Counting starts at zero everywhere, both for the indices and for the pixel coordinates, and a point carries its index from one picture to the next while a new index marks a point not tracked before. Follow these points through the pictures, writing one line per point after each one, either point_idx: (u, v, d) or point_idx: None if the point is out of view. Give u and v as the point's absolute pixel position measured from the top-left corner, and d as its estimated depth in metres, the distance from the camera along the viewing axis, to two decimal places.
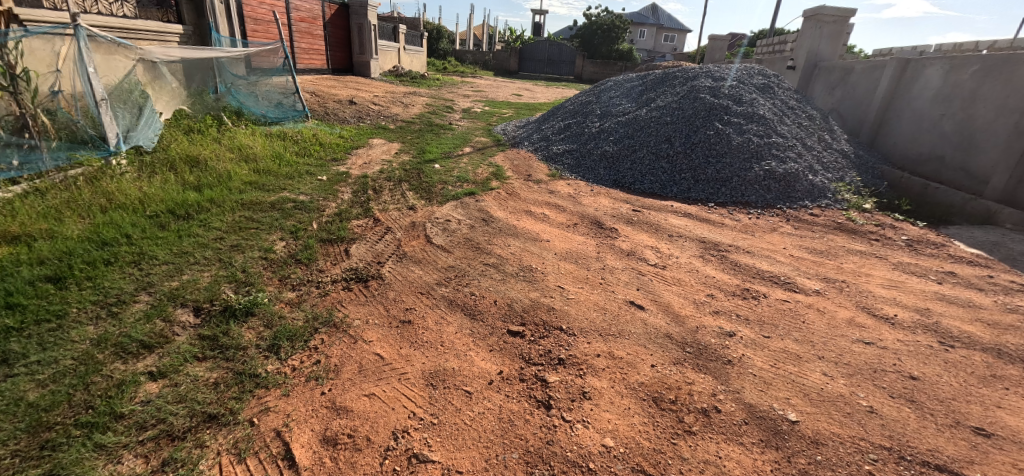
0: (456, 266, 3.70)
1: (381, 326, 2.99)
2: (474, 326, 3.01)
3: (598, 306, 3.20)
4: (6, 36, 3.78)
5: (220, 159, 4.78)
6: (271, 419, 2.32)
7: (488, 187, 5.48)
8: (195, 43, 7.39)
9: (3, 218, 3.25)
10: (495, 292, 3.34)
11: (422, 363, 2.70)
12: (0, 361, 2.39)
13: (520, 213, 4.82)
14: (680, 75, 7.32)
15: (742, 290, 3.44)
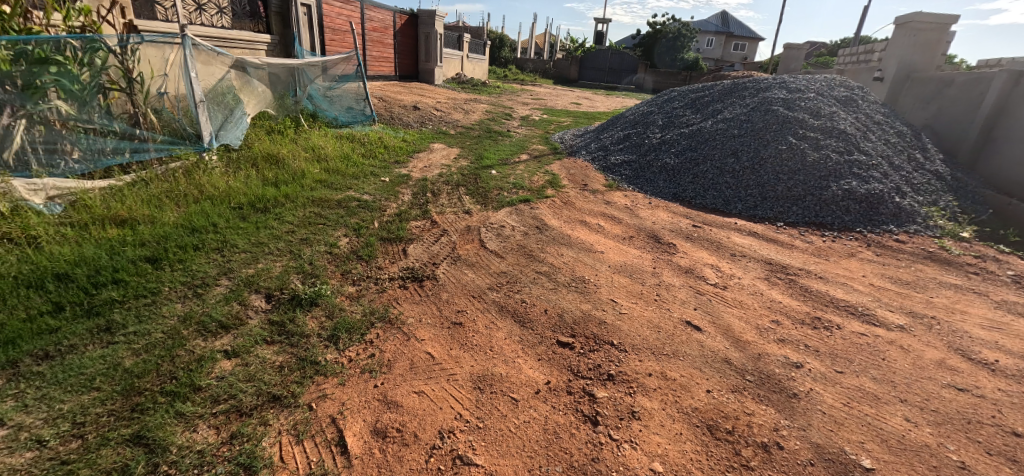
0: (508, 272, 3.75)
1: (433, 326, 3.08)
2: (524, 334, 3.04)
3: (652, 324, 3.13)
4: (124, 43, 4.19)
5: (296, 158, 5.12)
6: (327, 406, 2.45)
7: (543, 195, 5.51)
8: (279, 52, 7.97)
9: (114, 201, 3.64)
10: (546, 301, 3.36)
11: (471, 366, 2.76)
12: (105, 328, 2.67)
13: (574, 222, 4.81)
14: (751, 86, 7.04)
15: (812, 318, 3.24)
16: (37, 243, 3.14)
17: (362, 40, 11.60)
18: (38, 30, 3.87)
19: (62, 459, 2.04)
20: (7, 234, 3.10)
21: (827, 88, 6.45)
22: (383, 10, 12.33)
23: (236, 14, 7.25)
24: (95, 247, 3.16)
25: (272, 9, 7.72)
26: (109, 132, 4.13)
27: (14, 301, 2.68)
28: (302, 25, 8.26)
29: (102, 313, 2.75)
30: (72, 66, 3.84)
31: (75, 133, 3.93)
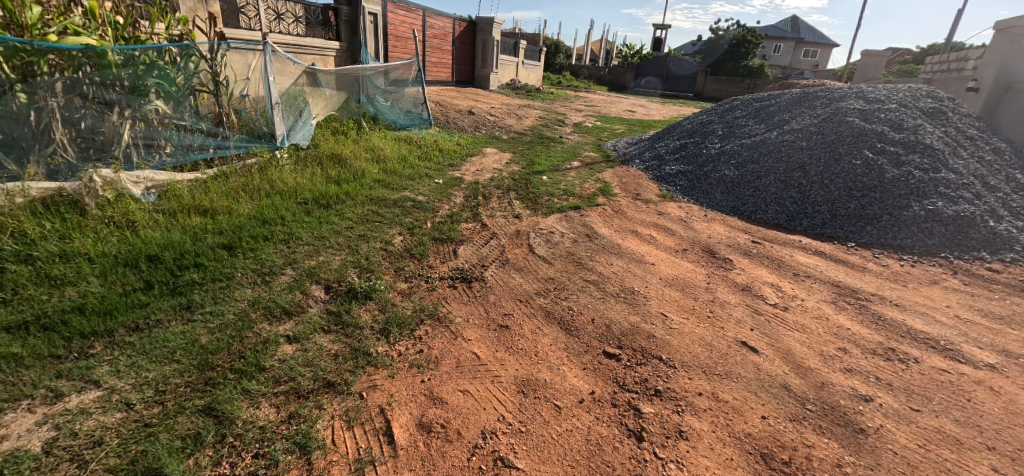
0: (555, 278, 3.79)
1: (480, 327, 3.17)
2: (570, 341, 3.06)
3: (704, 341, 3.06)
4: (214, 49, 4.62)
5: (357, 159, 5.41)
6: (377, 396, 2.57)
7: (594, 203, 5.51)
8: (346, 58, 8.44)
9: (198, 193, 3.99)
10: (594, 310, 3.36)
11: (515, 369, 2.82)
12: (186, 307, 2.93)
13: (625, 231, 4.78)
14: (823, 95, 6.73)
15: (886, 349, 3.05)
16: (133, 226, 3.46)
17: (422, 47, 12.02)
18: (144, 38, 4.30)
19: (146, 422, 2.25)
20: (108, 218, 3.43)
21: (912, 99, 6.12)
22: (443, 18, 12.72)
23: (309, 22, 7.73)
24: (181, 233, 3.47)
25: (342, 18, 8.23)
26: (196, 130, 4.52)
27: (112, 277, 2.98)
28: (369, 33, 8.67)
29: (185, 293, 3.02)
30: (170, 70, 4.26)
31: (169, 129, 4.32)
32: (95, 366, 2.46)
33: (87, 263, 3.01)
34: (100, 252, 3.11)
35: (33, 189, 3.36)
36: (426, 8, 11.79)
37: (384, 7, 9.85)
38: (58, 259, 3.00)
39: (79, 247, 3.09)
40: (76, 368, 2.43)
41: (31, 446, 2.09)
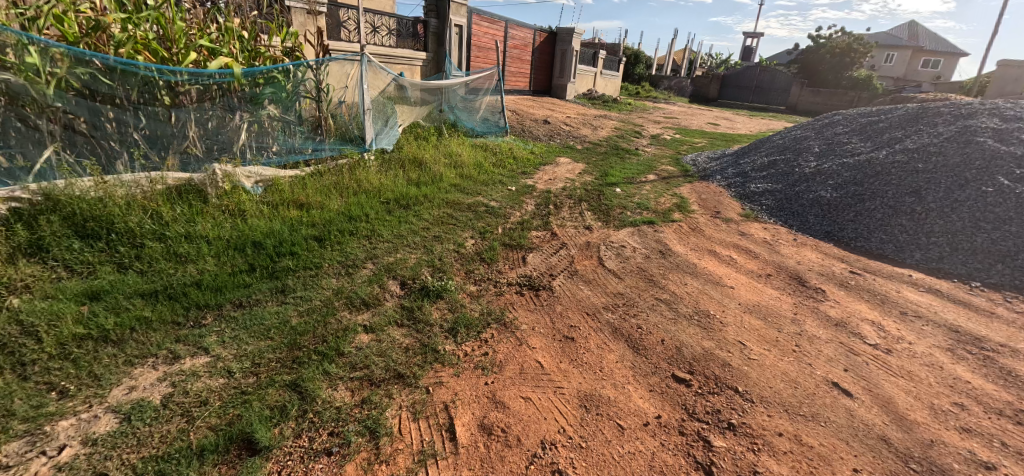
0: (625, 294, 3.75)
1: (545, 336, 3.22)
2: (637, 361, 3.02)
3: (789, 377, 2.89)
4: (319, 61, 5.04)
5: (436, 164, 5.70)
6: (442, 392, 2.68)
7: (669, 218, 5.39)
8: (431, 68, 8.90)
9: (298, 188, 4.40)
10: (664, 330, 3.29)
11: (579, 383, 2.83)
12: (281, 290, 3.25)
13: (701, 250, 4.63)
14: (949, 113, 6.14)
15: (1014, 411, 2.70)
16: (243, 214, 3.88)
17: (502, 56, 12.39)
18: (263, 51, 4.81)
19: (243, 390, 2.48)
20: (223, 206, 3.88)
21: None
22: (523, 28, 13.02)
23: (400, 34, 8.25)
24: (281, 224, 3.85)
25: (430, 30, 8.72)
26: (297, 133, 5.04)
27: (223, 259, 3.36)
28: (454, 45, 9.08)
29: (281, 277, 3.35)
30: (282, 80, 4.72)
31: (276, 132, 4.81)
32: (206, 335, 2.76)
33: (204, 244, 3.41)
34: (215, 236, 3.52)
35: (170, 178, 3.89)
36: (508, 19, 12.14)
37: (468, 20, 10.30)
38: (183, 239, 3.42)
39: (200, 230, 3.51)
40: (191, 334, 2.74)
41: (150, 398, 2.34)
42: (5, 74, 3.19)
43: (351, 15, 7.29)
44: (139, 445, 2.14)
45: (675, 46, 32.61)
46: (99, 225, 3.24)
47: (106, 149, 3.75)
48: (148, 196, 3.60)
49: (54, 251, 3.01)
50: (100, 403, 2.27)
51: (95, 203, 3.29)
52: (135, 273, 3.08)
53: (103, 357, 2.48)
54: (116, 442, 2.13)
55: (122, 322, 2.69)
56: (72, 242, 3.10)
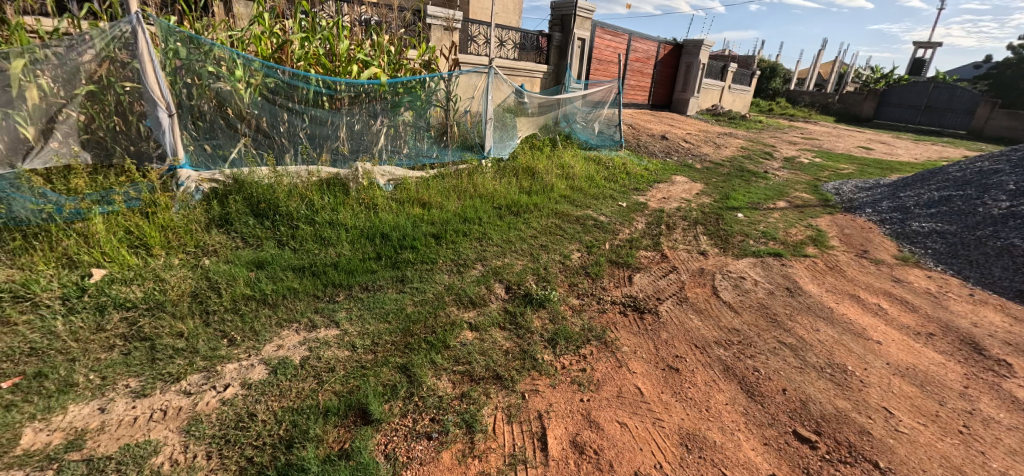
0: (741, 330, 3.51)
1: (647, 362, 3.12)
2: (751, 407, 2.78)
3: (950, 464, 2.45)
4: (451, 73, 5.40)
5: (549, 173, 5.86)
6: (537, 401, 2.73)
7: (800, 252, 4.93)
8: (550, 79, 9.17)
9: (423, 187, 4.82)
10: (787, 379, 3.00)
11: (681, 419, 2.69)
12: (400, 279, 3.58)
13: (840, 293, 4.15)
14: None
15: None
16: (375, 207, 4.36)
17: (623, 69, 12.34)
18: (405, 64, 5.40)
19: (362, 364, 2.75)
20: (360, 199, 4.37)
21: None
22: (647, 41, 12.82)
23: (524, 47, 8.62)
24: (405, 219, 4.25)
25: (553, 44, 8.99)
26: (427, 138, 5.45)
27: (356, 246, 3.81)
28: (576, 58, 9.26)
29: (402, 267, 3.69)
30: (417, 90, 5.16)
31: (408, 137, 5.29)
32: (338, 310, 3.15)
33: (342, 232, 3.90)
34: (351, 225, 3.99)
35: (324, 172, 4.47)
36: (632, 32, 12.04)
37: (592, 34, 10.41)
38: (328, 225, 3.94)
39: (341, 219, 4.02)
40: (326, 307, 3.15)
41: (289, 359, 2.69)
42: (217, 83, 3.99)
43: (481, 30, 7.81)
44: (279, 396, 2.47)
45: (818, 60, 29.66)
46: (267, 207, 3.88)
47: (277, 145, 4.44)
48: (305, 185, 4.19)
49: (235, 225, 3.69)
50: (255, 353, 2.69)
51: (266, 189, 3.93)
52: (290, 250, 3.62)
53: (260, 316, 2.95)
54: (264, 389, 2.49)
55: (277, 289, 3.18)
56: (247, 219, 3.76)
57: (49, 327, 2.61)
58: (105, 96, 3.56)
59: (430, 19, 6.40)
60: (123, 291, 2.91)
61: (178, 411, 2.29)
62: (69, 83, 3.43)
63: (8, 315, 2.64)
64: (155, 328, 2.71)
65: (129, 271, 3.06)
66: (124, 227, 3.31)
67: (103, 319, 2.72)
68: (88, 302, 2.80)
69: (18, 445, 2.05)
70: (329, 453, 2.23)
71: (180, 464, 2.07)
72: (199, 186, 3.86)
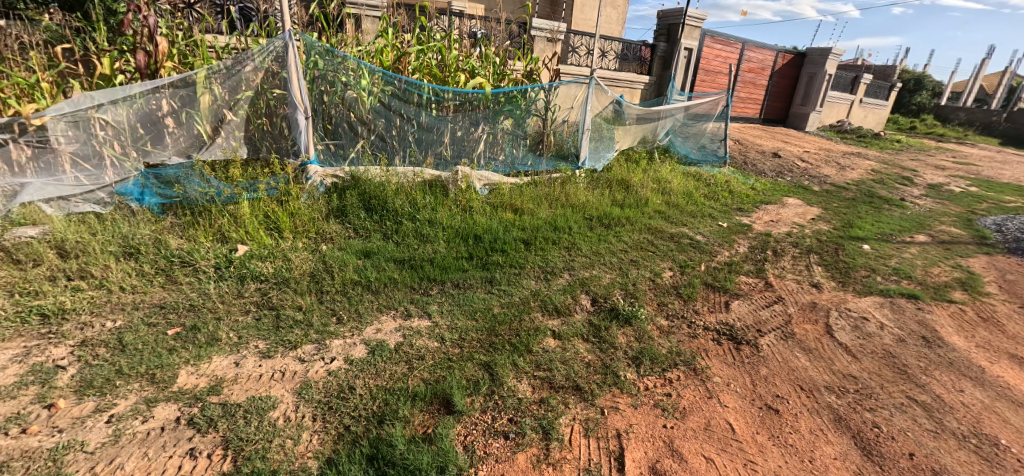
0: (860, 378, 3.13)
1: (741, 397, 2.90)
2: (866, 467, 2.46)
3: None
4: (553, 84, 5.46)
5: (644, 187, 5.76)
6: (616, 420, 2.64)
7: (942, 295, 4.29)
8: (652, 91, 9.00)
9: (517, 194, 4.98)
10: (916, 442, 2.62)
11: (777, 464, 2.44)
12: (490, 280, 3.74)
13: (995, 351, 3.53)
14: None
15: None
16: (469, 209, 4.62)
17: (733, 79, 11.76)
18: (508, 73, 5.64)
19: (449, 357, 2.91)
20: (457, 201, 4.65)
21: None
22: (763, 50, 12.07)
23: (626, 58, 8.60)
24: (498, 223, 4.43)
25: (657, 53, 8.84)
26: (522, 146, 5.61)
27: (451, 244, 4.05)
28: (681, 68, 8.97)
29: (491, 269, 3.85)
30: (519, 100, 5.30)
31: (506, 144, 5.46)
32: (430, 303, 3.37)
33: (440, 230, 4.17)
34: (448, 225, 4.25)
35: (428, 173, 4.74)
36: (745, 41, 11.44)
37: (700, 43, 10.06)
38: (428, 224, 4.24)
39: (440, 218, 4.30)
40: (421, 299, 3.39)
41: (385, 342, 2.94)
42: (347, 91, 4.49)
43: (584, 41, 7.92)
44: (375, 375, 2.70)
45: (977, 73, 25.71)
46: (377, 202, 4.28)
47: (389, 149, 4.83)
48: (410, 185, 4.53)
49: (349, 217, 4.12)
50: (358, 333, 2.98)
51: (377, 186, 4.32)
52: (393, 243, 3.95)
53: (364, 300, 3.26)
54: (363, 366, 2.73)
55: (380, 277, 3.49)
56: (360, 213, 4.18)
57: (204, 289, 3.15)
58: (258, 101, 4.17)
59: (534, 30, 6.68)
60: (260, 266, 3.39)
61: (293, 375, 2.61)
62: (233, 90, 4.03)
63: (177, 277, 3.23)
64: (281, 300, 3.13)
65: (265, 249, 3.56)
66: (262, 212, 3.84)
67: (243, 288, 3.21)
68: (233, 272, 3.32)
69: (175, 382, 2.46)
70: (414, 435, 2.38)
71: (292, 421, 2.34)
72: (323, 181, 4.31)
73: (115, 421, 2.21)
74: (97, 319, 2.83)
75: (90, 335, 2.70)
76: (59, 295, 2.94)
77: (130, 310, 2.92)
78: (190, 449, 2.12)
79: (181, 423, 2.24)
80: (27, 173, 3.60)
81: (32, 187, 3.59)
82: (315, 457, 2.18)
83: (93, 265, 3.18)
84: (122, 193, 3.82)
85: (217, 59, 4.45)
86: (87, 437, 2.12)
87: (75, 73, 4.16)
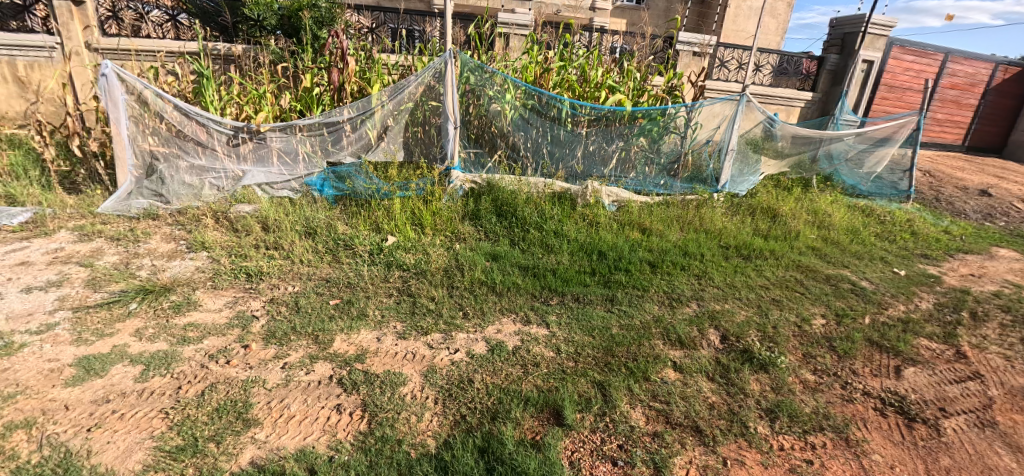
0: None
1: None
2: None
3: None
4: (698, 102, 5.24)
5: (796, 219, 5.20)
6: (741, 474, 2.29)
7: None
8: (815, 110, 8.10)
9: (647, 214, 4.87)
10: None
11: None
12: (610, 298, 3.66)
13: None
14: None
15: None
16: (595, 224, 4.64)
17: (930, 96, 10.04)
18: (648, 89, 5.60)
19: (564, 369, 2.88)
20: (584, 215, 4.71)
21: None
22: (973, 64, 10.08)
23: (785, 71, 7.91)
24: (623, 241, 4.38)
25: (824, 67, 7.87)
26: (656, 166, 5.45)
27: (575, 257, 4.10)
28: (855, 83, 7.77)
29: (613, 288, 3.78)
30: (658, 118, 5.18)
31: (640, 162, 5.38)
32: (549, 313, 3.42)
33: (564, 242, 4.26)
34: (574, 238, 4.33)
35: (558, 185, 4.90)
36: (948, 52, 9.72)
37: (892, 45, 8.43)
38: (554, 235, 4.36)
39: (565, 231, 4.40)
40: (541, 307, 3.47)
41: (504, 343, 3.06)
42: (491, 105, 4.89)
43: (736, 54, 7.45)
44: (492, 372, 2.80)
45: None
46: (508, 209, 4.54)
47: (523, 161, 5.10)
48: (541, 196, 4.74)
49: (482, 221, 4.44)
50: (481, 330, 3.18)
51: (510, 195, 4.62)
52: (519, 250, 4.15)
53: (488, 301, 3.47)
54: (483, 363, 2.87)
55: (504, 281, 3.69)
56: (492, 218, 4.47)
57: (359, 271, 3.65)
58: (416, 112, 4.75)
59: (680, 45, 6.51)
60: (404, 256, 3.84)
61: (422, 358, 2.87)
62: (397, 101, 4.61)
63: (341, 257, 3.80)
64: (418, 289, 3.50)
65: (410, 242, 4.01)
66: (409, 209, 4.31)
67: (389, 274, 3.64)
68: (382, 259, 3.79)
69: (332, 345, 2.88)
70: (522, 438, 2.38)
71: (417, 399, 2.55)
72: (463, 184, 4.74)
73: (287, 368, 2.67)
74: (282, 283, 3.47)
75: (277, 295, 3.32)
76: (260, 260, 3.66)
77: (305, 279, 3.52)
78: (337, 405, 2.45)
79: (332, 381, 2.61)
80: (249, 163, 4.66)
81: (251, 174, 4.64)
82: (433, 437, 2.33)
83: (283, 240, 3.90)
84: (309, 183, 4.67)
85: (388, 75, 5.16)
86: (267, 376, 2.59)
87: (287, 86, 5.18)
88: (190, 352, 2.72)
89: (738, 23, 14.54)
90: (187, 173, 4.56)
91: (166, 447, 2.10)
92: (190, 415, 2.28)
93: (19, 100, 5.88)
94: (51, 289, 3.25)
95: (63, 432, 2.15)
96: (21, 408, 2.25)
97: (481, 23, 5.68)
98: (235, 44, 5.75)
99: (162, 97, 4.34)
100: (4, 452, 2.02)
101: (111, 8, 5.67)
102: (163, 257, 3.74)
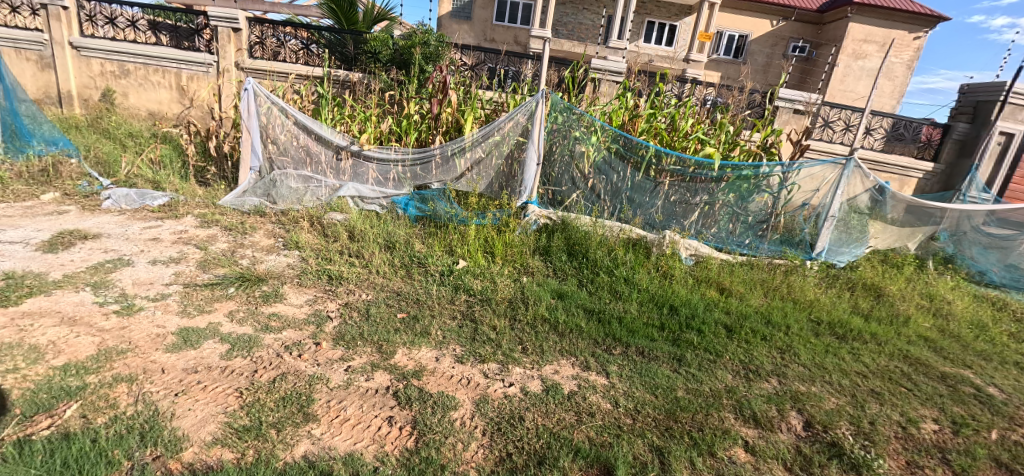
0: None
1: None
2: None
3: None
4: (798, 163, 4.94)
5: (904, 302, 4.68)
6: None
7: None
8: (936, 183, 7.37)
9: (726, 274, 4.61)
10: None
11: None
12: (678, 358, 3.43)
13: None
14: None
15: None
16: (670, 277, 4.45)
17: None
18: (741, 144, 5.40)
19: (620, 424, 2.70)
20: (658, 265, 4.56)
21: None
22: None
23: (901, 137, 7.33)
24: (698, 298, 4.17)
25: (950, 136, 7.18)
26: (742, 224, 5.16)
27: (644, 308, 3.96)
28: (989, 159, 6.82)
29: (682, 347, 3.55)
30: (751, 176, 4.95)
31: (724, 218, 5.14)
32: (610, 363, 3.26)
33: (635, 291, 4.15)
34: (644, 287, 4.20)
35: (635, 232, 4.82)
36: None
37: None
38: (624, 282, 4.26)
39: (636, 279, 4.29)
40: (603, 355, 3.34)
41: (560, 386, 2.96)
42: (576, 145, 5.01)
43: (843, 115, 7.01)
44: (544, 414, 2.71)
45: None
46: (580, 249, 4.54)
47: (601, 203, 5.10)
48: (614, 240, 4.69)
49: (553, 258, 4.47)
50: (538, 368, 3.13)
51: (584, 237, 4.59)
52: (586, 291, 4.10)
53: (549, 340, 3.42)
54: (536, 401, 2.80)
55: (567, 322, 3.64)
56: (562, 256, 4.49)
57: (428, 289, 3.80)
58: (503, 147, 4.96)
59: (780, 101, 6.33)
60: (472, 281, 3.95)
61: (476, 386, 2.87)
62: (487, 135, 4.89)
63: (414, 273, 3.98)
64: (481, 315, 3.56)
65: (479, 269, 4.13)
66: (483, 236, 4.46)
67: (455, 296, 3.75)
68: (451, 281, 3.94)
69: (393, 356, 3.00)
70: None
71: (466, 426, 2.54)
72: (538, 219, 4.82)
73: (350, 371, 2.80)
74: (358, 290, 3.69)
75: (352, 300, 3.55)
76: (342, 266, 3.95)
77: (378, 289, 3.72)
78: (389, 417, 2.52)
79: (388, 392, 2.70)
80: (346, 178, 5.19)
81: (347, 187, 5.09)
82: (476, 469, 2.27)
83: (365, 250, 4.18)
84: (395, 202, 5.03)
85: (482, 109, 5.48)
86: (331, 376, 2.75)
87: (390, 111, 5.69)
88: (270, 341, 2.97)
89: (845, 83, 14.43)
90: (294, 179, 5.07)
91: (235, 425, 2.27)
92: (260, 399, 2.46)
93: (178, 105, 6.99)
94: (171, 264, 3.74)
95: (156, 391, 2.41)
96: (127, 364, 2.57)
97: (575, 67, 5.91)
98: (354, 74, 6.49)
99: (286, 112, 5.01)
100: (107, 400, 2.30)
101: (260, 36, 6.75)
102: (263, 251, 4.18)
